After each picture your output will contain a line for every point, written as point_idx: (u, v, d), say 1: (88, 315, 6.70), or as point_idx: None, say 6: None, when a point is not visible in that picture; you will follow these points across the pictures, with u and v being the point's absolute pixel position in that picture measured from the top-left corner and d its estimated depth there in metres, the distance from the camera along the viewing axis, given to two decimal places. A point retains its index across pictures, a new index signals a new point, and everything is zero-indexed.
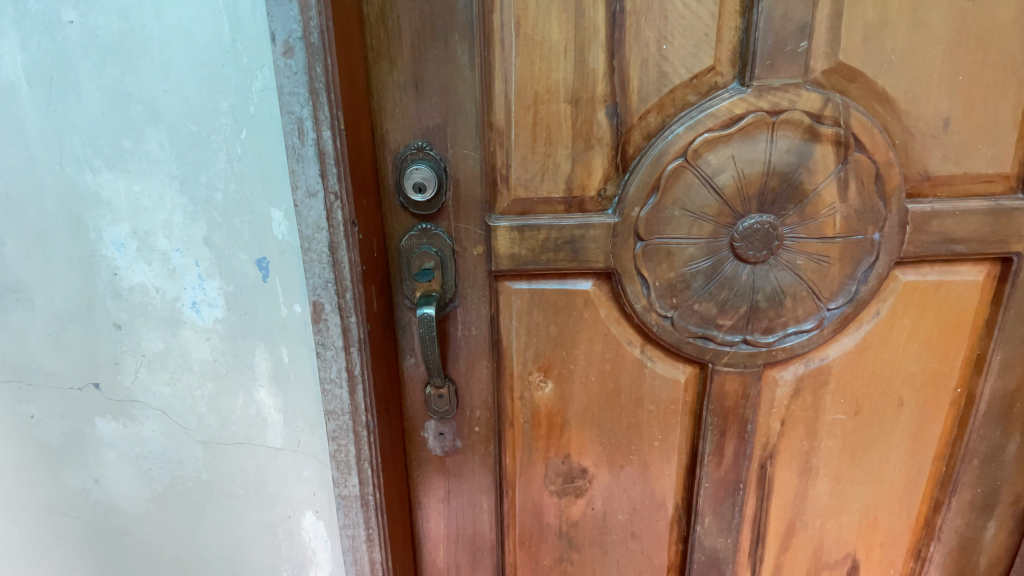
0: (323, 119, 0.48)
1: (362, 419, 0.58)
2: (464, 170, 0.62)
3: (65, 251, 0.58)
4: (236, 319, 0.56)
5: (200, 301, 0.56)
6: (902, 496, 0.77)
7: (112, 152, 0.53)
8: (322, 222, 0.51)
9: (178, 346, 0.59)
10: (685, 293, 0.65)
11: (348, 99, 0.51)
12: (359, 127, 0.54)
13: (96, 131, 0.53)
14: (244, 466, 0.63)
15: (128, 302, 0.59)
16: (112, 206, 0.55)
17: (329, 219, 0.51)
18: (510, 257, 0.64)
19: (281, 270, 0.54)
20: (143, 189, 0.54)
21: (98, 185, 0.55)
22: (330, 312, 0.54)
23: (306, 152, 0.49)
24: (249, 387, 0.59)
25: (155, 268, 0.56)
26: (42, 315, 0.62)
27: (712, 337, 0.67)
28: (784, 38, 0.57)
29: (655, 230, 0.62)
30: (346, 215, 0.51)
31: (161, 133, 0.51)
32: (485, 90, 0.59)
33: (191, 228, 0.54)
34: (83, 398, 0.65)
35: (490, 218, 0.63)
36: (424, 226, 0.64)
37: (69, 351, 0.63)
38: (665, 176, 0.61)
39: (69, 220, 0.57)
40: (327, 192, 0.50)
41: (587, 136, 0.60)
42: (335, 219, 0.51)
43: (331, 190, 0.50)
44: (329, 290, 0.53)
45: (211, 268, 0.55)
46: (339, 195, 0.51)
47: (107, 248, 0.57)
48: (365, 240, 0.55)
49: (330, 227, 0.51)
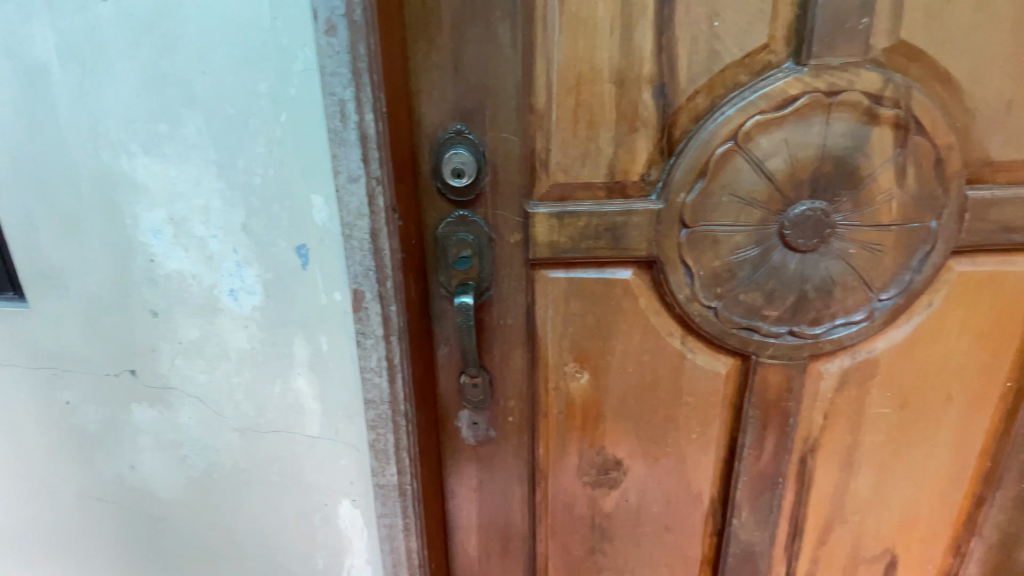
0: (365, 101, 0.47)
1: (401, 408, 0.57)
2: (503, 154, 0.60)
3: (100, 237, 0.58)
4: (274, 308, 0.55)
5: (239, 288, 0.56)
6: (945, 492, 0.75)
7: (148, 137, 0.52)
8: (364, 208, 0.49)
9: (215, 334, 0.59)
10: (730, 283, 0.63)
11: (388, 80, 0.49)
12: (397, 110, 0.52)
13: (131, 115, 0.52)
14: (280, 454, 0.63)
15: (164, 289, 0.58)
16: (148, 192, 0.54)
17: (371, 206, 0.50)
18: (549, 245, 0.62)
19: (321, 256, 0.52)
20: (179, 173, 0.53)
21: (134, 170, 0.54)
22: (371, 301, 0.52)
23: (348, 135, 0.47)
24: (287, 376, 0.58)
25: (192, 254, 0.56)
26: (78, 302, 0.62)
27: (757, 328, 0.64)
28: (845, 15, 0.54)
29: (701, 216, 0.60)
30: (387, 200, 0.50)
31: (198, 116, 0.50)
32: (525, 71, 0.57)
33: (228, 214, 0.53)
34: (119, 384, 0.66)
35: (529, 205, 0.61)
36: (461, 213, 0.62)
37: (104, 338, 0.63)
38: (713, 161, 0.58)
39: (105, 206, 0.56)
40: (370, 176, 0.49)
41: (631, 119, 0.58)
42: (378, 205, 0.50)
43: (373, 176, 0.49)
44: (370, 278, 0.52)
45: (249, 255, 0.54)
46: (381, 179, 0.49)
47: (143, 234, 0.56)
48: (404, 227, 0.53)
49: (372, 214, 0.50)
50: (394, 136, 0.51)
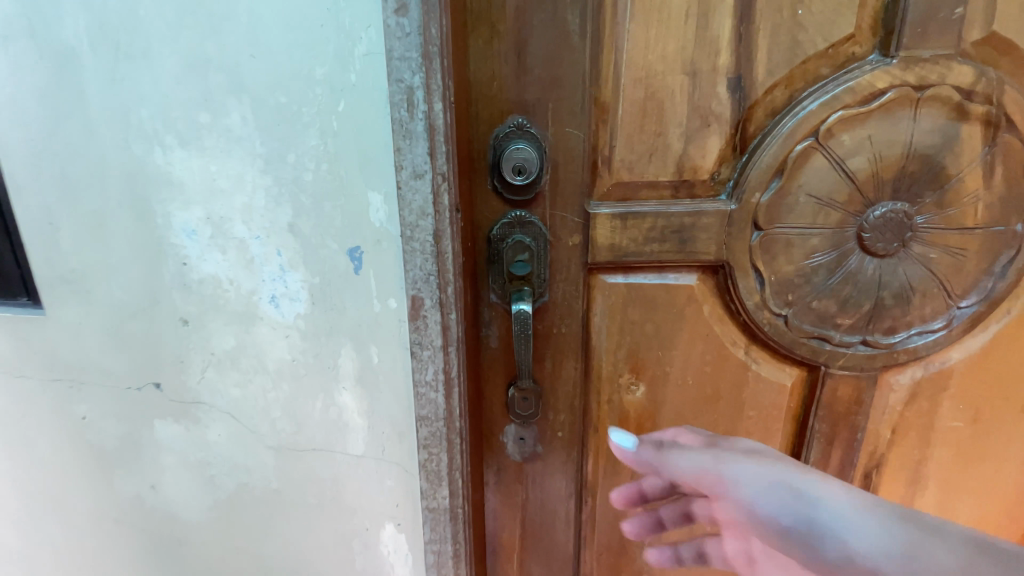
0: (435, 89, 0.42)
1: (456, 426, 0.52)
2: (564, 151, 0.56)
3: (126, 238, 0.53)
4: (320, 316, 0.51)
5: (281, 294, 0.51)
6: (1013, 509, 0.71)
7: (186, 128, 0.47)
8: (428, 207, 0.45)
9: (252, 345, 0.54)
10: (802, 289, 0.59)
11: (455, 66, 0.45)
12: (459, 100, 0.48)
13: (168, 103, 0.47)
14: (319, 474, 0.58)
15: (198, 296, 0.53)
16: (183, 189, 0.49)
17: (435, 204, 0.45)
18: (610, 248, 0.58)
19: (376, 260, 0.48)
20: (220, 168, 0.48)
21: (168, 165, 0.49)
22: (431, 309, 0.48)
23: (415, 127, 0.42)
24: (331, 390, 0.54)
25: (231, 257, 0.51)
26: (99, 309, 0.57)
27: (829, 338, 0.61)
28: (937, 4, 0.51)
29: (775, 218, 0.56)
30: (452, 199, 0.45)
31: (244, 105, 0.46)
32: (592, 61, 0.53)
33: (274, 213, 0.48)
34: (142, 398, 0.60)
35: (590, 205, 0.57)
36: (517, 213, 0.57)
37: (127, 348, 0.58)
38: (791, 159, 0.55)
39: (134, 204, 0.51)
40: (436, 172, 0.44)
41: (703, 114, 0.54)
42: (442, 203, 0.45)
43: (439, 171, 0.44)
44: (431, 284, 0.47)
45: (295, 258, 0.49)
46: (447, 175, 0.44)
47: (175, 235, 0.51)
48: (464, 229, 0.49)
49: (436, 213, 0.45)
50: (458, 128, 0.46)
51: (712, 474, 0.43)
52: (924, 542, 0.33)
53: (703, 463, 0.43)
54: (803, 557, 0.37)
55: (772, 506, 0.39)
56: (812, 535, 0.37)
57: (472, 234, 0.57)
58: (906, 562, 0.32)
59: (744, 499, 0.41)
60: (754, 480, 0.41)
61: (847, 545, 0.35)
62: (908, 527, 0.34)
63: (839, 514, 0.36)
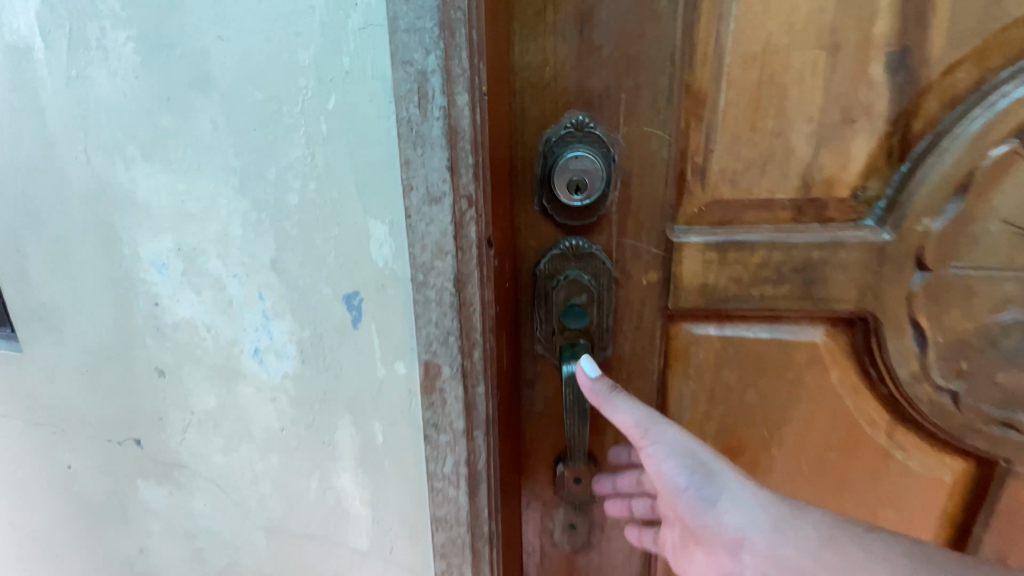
0: (458, 74, 0.29)
1: (484, 533, 0.38)
2: (641, 160, 0.40)
3: (94, 270, 0.43)
4: (312, 378, 0.39)
5: (265, 348, 0.39)
6: None
7: (147, 137, 0.37)
8: (446, 244, 0.32)
9: (236, 406, 0.43)
10: (984, 357, 0.41)
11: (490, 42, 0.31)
12: (497, 92, 0.34)
13: (125, 105, 0.37)
14: (317, 564, 0.47)
15: (174, 344, 0.43)
16: (150, 213, 0.39)
17: (456, 240, 0.32)
18: (701, 290, 0.43)
19: (379, 312, 0.35)
20: (190, 188, 0.37)
21: (132, 183, 0.39)
22: (449, 381, 0.34)
23: (429, 130, 0.29)
24: (328, 470, 0.42)
25: (206, 299, 0.40)
26: (74, 350, 0.48)
27: (1018, 425, 0.43)
28: None
29: (949, 254, 0.39)
30: (480, 231, 0.32)
31: (212, 104, 0.34)
32: (686, 35, 0.38)
33: (253, 245, 0.37)
34: (125, 454, 0.51)
35: (675, 231, 0.42)
36: (574, 243, 0.42)
37: (106, 397, 0.49)
38: (983, 170, 0.37)
39: (99, 231, 0.41)
40: (458, 194, 0.31)
41: (846, 107, 0.38)
42: (466, 238, 0.32)
43: (462, 194, 0.31)
44: (450, 347, 0.34)
45: (280, 304, 0.37)
46: (473, 199, 0.31)
47: (144, 269, 0.41)
48: (498, 270, 0.35)
49: (458, 251, 0.32)
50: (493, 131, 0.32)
51: (643, 433, 0.38)
52: (789, 524, 0.33)
53: (638, 420, 0.38)
54: (680, 507, 0.38)
55: (679, 478, 0.37)
56: (700, 502, 0.36)
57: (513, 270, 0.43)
58: (782, 542, 0.33)
59: (657, 467, 0.38)
60: (683, 459, 0.37)
61: (722, 510, 0.35)
62: (784, 508, 0.34)
63: (730, 494, 0.36)
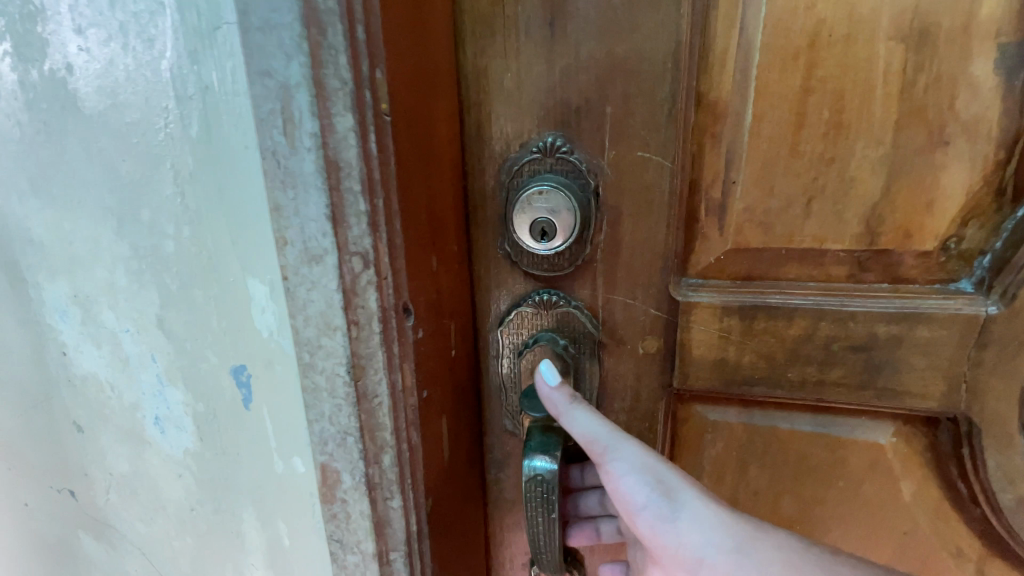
0: (335, 87, 0.20)
1: None
2: (633, 194, 0.30)
3: (8, 310, 0.38)
4: (213, 458, 0.32)
5: (165, 417, 0.33)
6: None
7: (30, 168, 0.31)
8: (334, 317, 0.23)
9: (147, 475, 0.37)
10: None
11: (398, 44, 0.22)
12: (427, 107, 0.25)
13: (5, 130, 0.31)
14: None
15: (84, 398, 0.37)
16: (45, 252, 0.33)
17: (347, 313, 0.23)
18: (717, 367, 0.32)
19: (270, 392, 0.27)
20: (75, 226, 0.31)
21: (24, 216, 0.33)
22: (350, 492, 0.26)
23: (299, 166, 0.21)
24: (240, 563, 0.35)
25: (106, 354, 0.34)
26: (5, 392, 0.44)
27: None
28: None
29: None
30: (381, 300, 0.23)
31: (81, 127, 0.28)
32: (698, 28, 0.27)
33: (139, 298, 0.30)
34: (62, 504, 0.47)
35: (681, 288, 0.32)
36: (546, 298, 0.33)
37: (37, 443, 0.44)
38: None
39: (5, 268, 0.36)
40: (345, 252, 0.22)
41: (933, 124, 0.26)
42: (363, 310, 0.23)
43: (350, 253, 0.22)
44: (348, 449, 0.26)
45: (172, 369, 0.31)
46: (369, 258, 0.22)
47: (48, 314, 0.36)
48: (422, 346, 0.26)
49: (353, 327, 0.23)
50: (407, 165, 0.23)
51: (604, 448, 0.29)
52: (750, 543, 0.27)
53: (599, 431, 0.29)
54: (635, 522, 0.30)
55: (639, 496, 0.29)
56: (657, 523, 0.29)
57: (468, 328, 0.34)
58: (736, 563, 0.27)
59: (613, 484, 0.29)
60: (640, 472, 0.29)
61: (680, 529, 0.28)
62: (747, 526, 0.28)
63: (693, 512, 0.28)
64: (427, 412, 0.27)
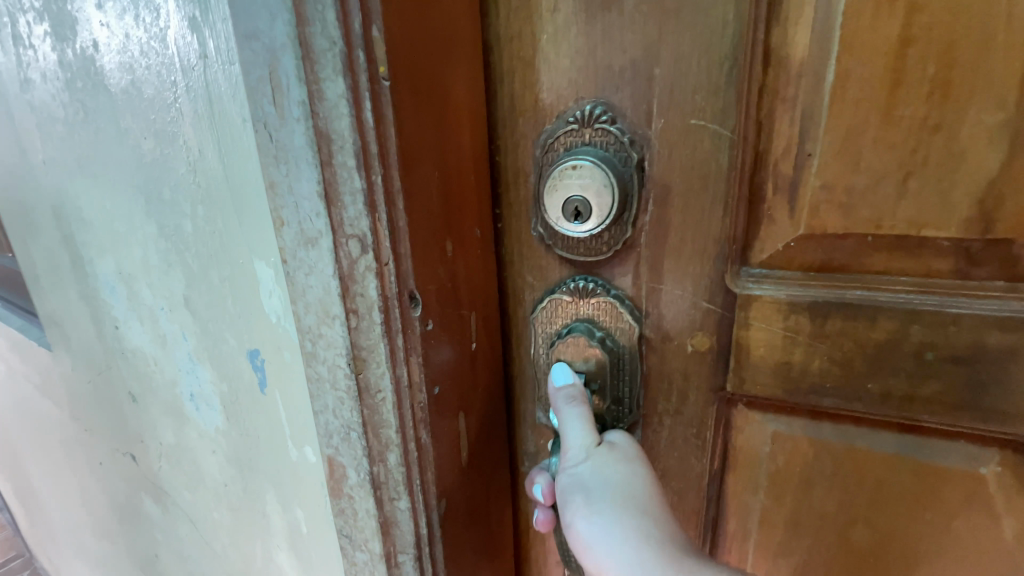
0: (323, 56, 0.19)
1: None
2: (683, 170, 0.27)
3: (73, 283, 0.41)
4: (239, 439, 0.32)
5: (198, 394, 0.33)
6: None
7: (79, 143, 0.33)
8: (333, 304, 0.22)
9: (187, 448, 0.38)
10: None
11: (404, 19, 0.20)
12: (444, 88, 0.23)
13: (54, 112, 0.32)
14: None
15: (134, 369, 0.39)
16: (94, 228, 0.35)
17: (346, 302, 0.22)
18: (780, 371, 0.28)
19: (281, 376, 0.27)
20: (114, 205, 0.32)
21: (77, 195, 0.35)
22: (356, 488, 0.26)
23: (294, 145, 0.20)
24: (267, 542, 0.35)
25: (146, 329, 0.35)
26: (79, 358, 0.47)
27: None
28: None
29: None
30: (383, 289, 0.22)
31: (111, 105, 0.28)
32: None
33: (169, 277, 0.31)
34: (127, 467, 0.50)
35: (739, 279, 0.27)
36: (584, 284, 0.30)
37: (104, 408, 0.48)
38: None
39: (68, 244, 0.39)
40: (342, 234, 0.21)
41: None
42: (362, 299, 0.22)
43: (348, 236, 0.21)
44: (352, 444, 0.25)
45: (199, 348, 0.31)
46: (366, 241, 0.21)
47: (103, 288, 0.38)
48: (439, 348, 0.25)
49: (351, 316, 0.23)
50: (417, 148, 0.21)
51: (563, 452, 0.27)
52: None
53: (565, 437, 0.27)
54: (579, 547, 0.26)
55: (569, 511, 0.26)
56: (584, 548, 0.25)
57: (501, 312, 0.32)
58: None
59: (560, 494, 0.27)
60: (577, 489, 0.26)
61: (599, 562, 0.24)
62: None
63: (614, 546, 0.24)
64: (445, 419, 0.26)
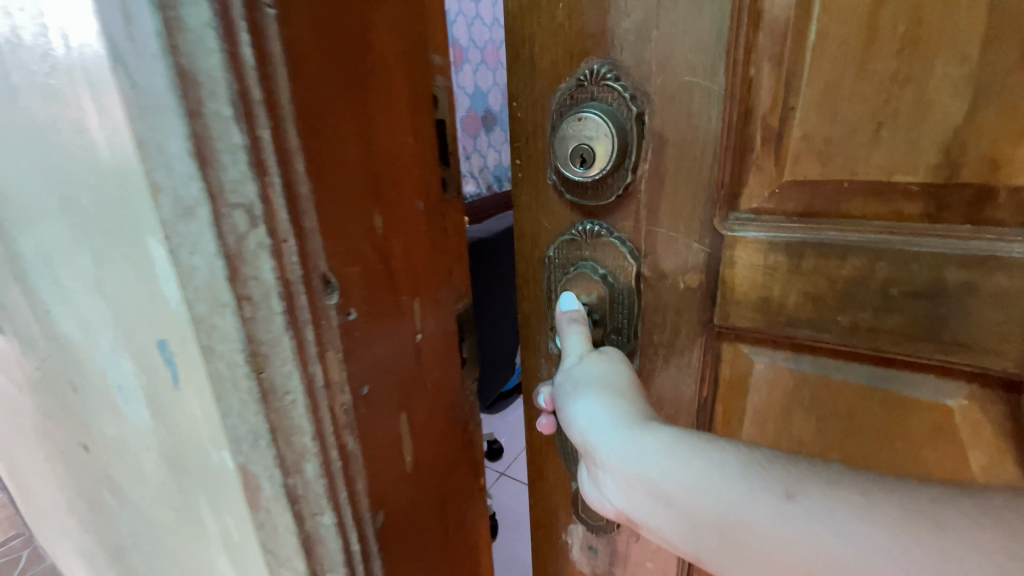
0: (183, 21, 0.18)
1: None
2: (678, 123, 0.30)
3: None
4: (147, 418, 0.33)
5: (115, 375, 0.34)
6: None
7: None
8: (219, 291, 0.22)
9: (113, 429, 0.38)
10: None
11: (307, 19, 0.22)
12: (361, 83, 0.25)
13: None
14: None
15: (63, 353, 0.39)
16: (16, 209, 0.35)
17: (236, 288, 0.22)
18: (761, 306, 0.31)
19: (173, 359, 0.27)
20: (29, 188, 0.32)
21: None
22: (267, 487, 0.26)
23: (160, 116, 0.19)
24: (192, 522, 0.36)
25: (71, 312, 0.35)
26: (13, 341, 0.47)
27: None
28: None
29: None
30: (281, 271, 0.22)
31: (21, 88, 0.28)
32: None
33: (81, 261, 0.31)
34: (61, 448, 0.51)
35: (726, 222, 0.31)
36: (591, 227, 0.34)
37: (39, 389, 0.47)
38: None
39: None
40: (224, 207, 0.21)
41: None
42: (255, 283, 0.22)
43: (230, 206, 0.21)
44: (262, 455, 0.25)
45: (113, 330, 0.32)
46: (255, 214, 0.21)
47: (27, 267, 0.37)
48: (354, 327, 0.26)
49: (242, 303, 0.22)
50: (323, 141, 0.23)
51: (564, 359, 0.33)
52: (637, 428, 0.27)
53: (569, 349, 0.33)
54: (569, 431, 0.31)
55: (564, 397, 0.32)
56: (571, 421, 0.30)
57: (522, 253, 0.38)
58: (621, 444, 0.26)
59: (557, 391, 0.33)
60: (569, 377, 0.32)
61: (582, 422, 0.29)
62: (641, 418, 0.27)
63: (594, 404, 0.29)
64: (367, 406, 0.28)
